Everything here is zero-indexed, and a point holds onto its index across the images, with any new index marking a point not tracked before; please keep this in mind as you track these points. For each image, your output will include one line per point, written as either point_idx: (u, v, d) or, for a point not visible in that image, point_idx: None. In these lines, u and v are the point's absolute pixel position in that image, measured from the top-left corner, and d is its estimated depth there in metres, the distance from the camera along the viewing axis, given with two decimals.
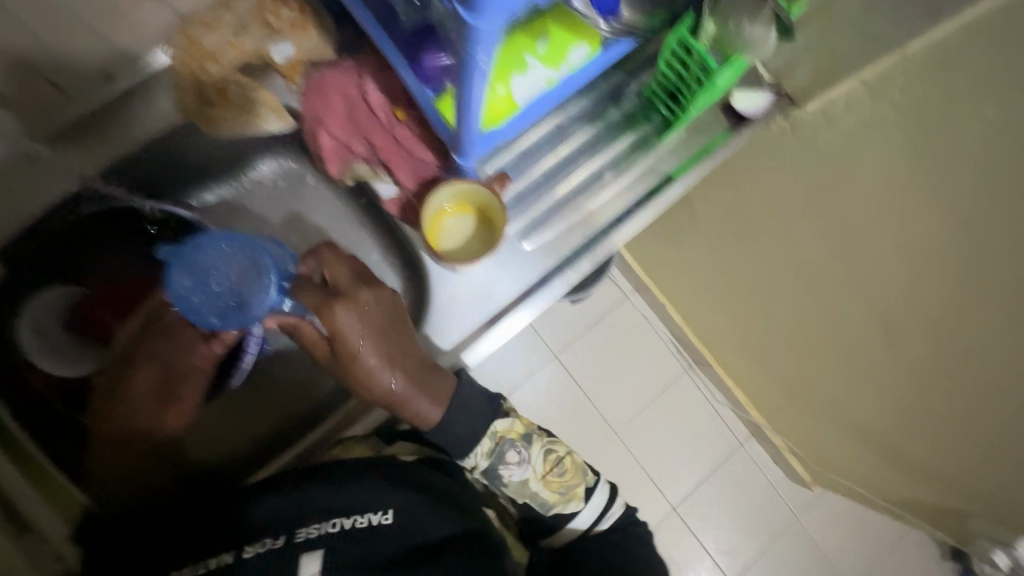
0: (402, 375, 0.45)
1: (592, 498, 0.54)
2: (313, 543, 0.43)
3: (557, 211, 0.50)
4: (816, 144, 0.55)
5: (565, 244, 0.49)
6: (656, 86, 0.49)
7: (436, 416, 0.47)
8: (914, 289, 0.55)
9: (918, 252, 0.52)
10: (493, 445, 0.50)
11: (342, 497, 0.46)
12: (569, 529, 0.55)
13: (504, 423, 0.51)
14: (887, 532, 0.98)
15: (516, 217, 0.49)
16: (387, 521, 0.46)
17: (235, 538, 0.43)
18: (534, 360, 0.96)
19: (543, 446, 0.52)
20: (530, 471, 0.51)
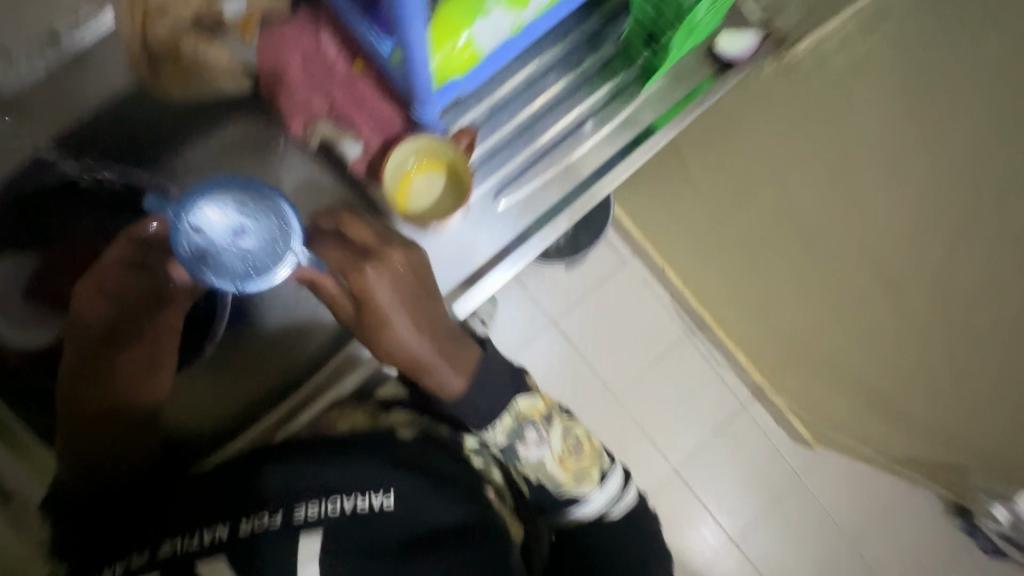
0: (428, 345, 0.44)
1: (606, 484, 0.54)
2: (313, 521, 0.43)
3: (537, 162, 0.47)
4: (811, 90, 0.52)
5: (541, 199, 0.47)
6: (636, 27, 0.46)
7: (457, 387, 0.47)
8: (918, 242, 0.52)
9: (918, 204, 0.50)
10: (515, 422, 0.50)
11: (340, 476, 0.46)
12: (579, 512, 0.55)
13: (526, 401, 0.51)
14: (891, 492, 0.97)
15: (487, 174, 0.47)
16: (388, 503, 0.46)
17: (231, 513, 0.43)
18: (532, 327, 0.95)
19: (562, 426, 0.53)
20: (547, 450, 0.52)
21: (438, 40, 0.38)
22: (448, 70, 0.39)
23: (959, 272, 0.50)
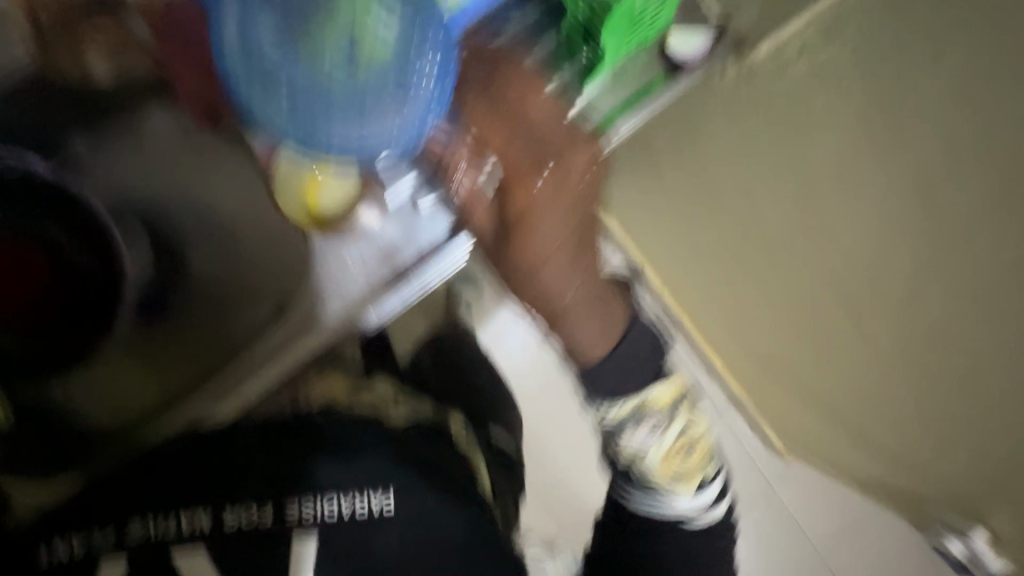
0: (580, 300, 0.53)
1: (706, 491, 0.64)
2: (307, 525, 0.48)
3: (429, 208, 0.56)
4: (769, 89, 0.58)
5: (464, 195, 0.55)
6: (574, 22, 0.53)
7: (600, 349, 0.55)
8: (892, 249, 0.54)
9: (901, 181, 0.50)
10: (636, 408, 0.59)
11: (342, 475, 0.51)
12: (667, 516, 0.63)
13: (660, 392, 0.60)
14: (870, 514, 0.94)
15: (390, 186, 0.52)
16: (389, 511, 0.50)
17: (240, 496, 0.49)
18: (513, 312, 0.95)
19: (682, 424, 0.62)
20: (655, 442, 0.60)
21: None
22: None
23: (964, 288, 0.50)
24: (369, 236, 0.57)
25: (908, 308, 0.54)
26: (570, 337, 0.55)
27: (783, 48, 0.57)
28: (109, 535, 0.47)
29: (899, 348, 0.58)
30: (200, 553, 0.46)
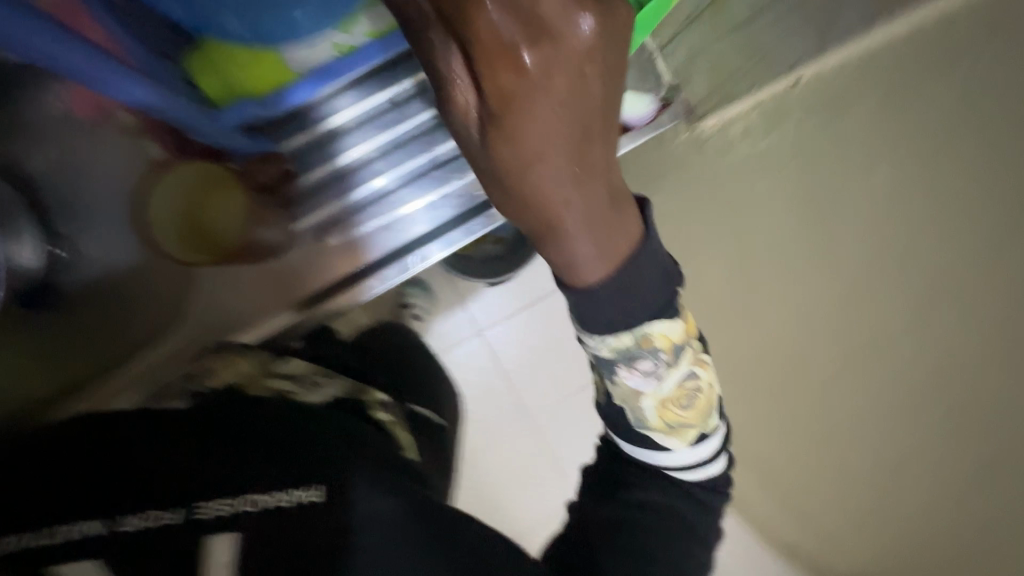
0: (580, 204, 0.33)
1: (705, 443, 0.44)
2: (222, 522, 0.37)
3: (387, 199, 0.66)
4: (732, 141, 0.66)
5: (377, 240, 0.66)
6: None
7: (602, 270, 0.37)
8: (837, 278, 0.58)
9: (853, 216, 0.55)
10: (633, 344, 0.40)
11: (267, 467, 0.39)
12: (659, 460, 0.44)
13: (666, 326, 0.40)
14: None
15: (355, 206, 0.65)
16: (316, 499, 0.38)
17: (120, 504, 0.37)
18: (457, 335, 0.96)
19: (686, 370, 0.42)
20: (651, 386, 0.42)
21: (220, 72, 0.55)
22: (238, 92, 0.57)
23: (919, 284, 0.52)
24: (327, 243, 0.66)
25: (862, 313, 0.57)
26: (556, 250, 0.36)
27: (727, 128, 0.65)
28: None
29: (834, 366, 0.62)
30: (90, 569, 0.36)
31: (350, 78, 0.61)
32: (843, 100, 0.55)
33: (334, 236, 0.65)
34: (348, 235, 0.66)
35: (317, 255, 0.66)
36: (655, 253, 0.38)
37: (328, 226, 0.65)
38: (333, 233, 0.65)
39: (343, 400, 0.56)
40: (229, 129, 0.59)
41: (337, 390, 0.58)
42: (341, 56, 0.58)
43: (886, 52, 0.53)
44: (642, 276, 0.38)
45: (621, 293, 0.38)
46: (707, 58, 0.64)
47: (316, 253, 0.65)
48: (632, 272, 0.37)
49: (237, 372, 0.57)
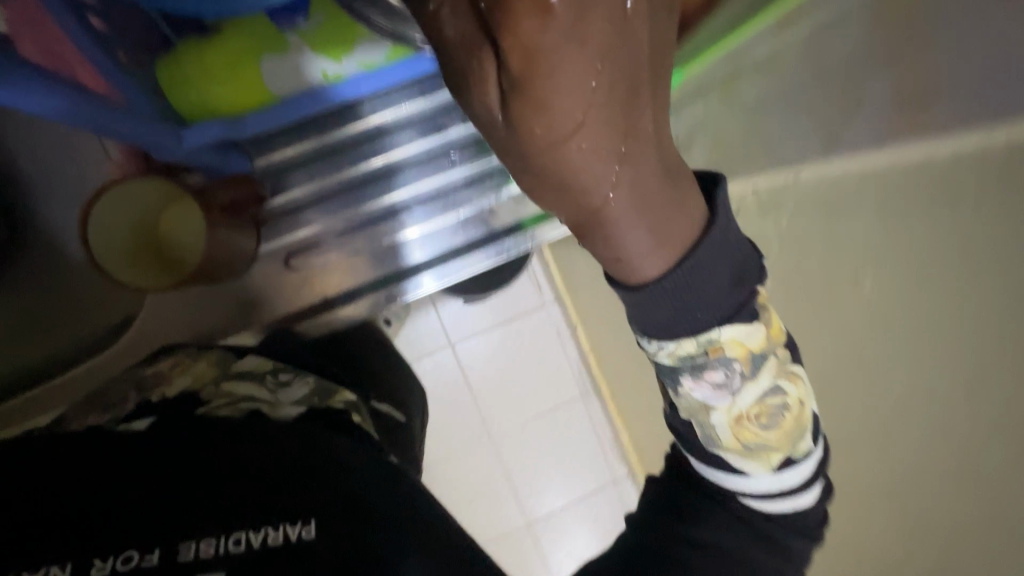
0: (626, 202, 0.32)
1: (797, 468, 0.43)
2: (203, 564, 0.37)
3: (377, 217, 0.76)
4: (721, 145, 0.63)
5: (338, 272, 0.76)
6: None
7: (659, 268, 0.37)
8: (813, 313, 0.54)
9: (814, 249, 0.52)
10: (699, 351, 0.40)
11: (261, 505, 0.40)
12: (733, 484, 0.44)
13: (737, 333, 0.40)
14: None
15: (343, 225, 0.76)
16: (308, 534, 0.39)
17: (94, 548, 0.37)
18: (430, 344, 1.00)
19: (769, 386, 0.42)
20: (723, 401, 0.42)
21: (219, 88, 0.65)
22: (236, 105, 0.66)
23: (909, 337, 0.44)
24: (299, 262, 0.75)
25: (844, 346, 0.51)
26: (604, 246, 0.36)
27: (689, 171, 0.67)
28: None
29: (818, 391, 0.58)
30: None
31: (313, 110, 0.69)
32: (838, 205, 0.46)
33: (329, 252, 0.76)
34: (338, 248, 0.76)
35: (303, 276, 0.76)
36: (726, 245, 0.38)
37: (303, 247, 0.75)
38: (330, 247, 0.76)
39: (316, 402, 0.55)
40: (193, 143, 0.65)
41: (306, 389, 0.58)
42: (327, 84, 0.67)
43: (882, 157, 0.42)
44: (709, 275, 0.38)
45: (679, 293, 0.38)
46: (708, 134, 0.63)
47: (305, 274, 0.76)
48: (694, 269, 0.37)
49: (194, 374, 0.57)
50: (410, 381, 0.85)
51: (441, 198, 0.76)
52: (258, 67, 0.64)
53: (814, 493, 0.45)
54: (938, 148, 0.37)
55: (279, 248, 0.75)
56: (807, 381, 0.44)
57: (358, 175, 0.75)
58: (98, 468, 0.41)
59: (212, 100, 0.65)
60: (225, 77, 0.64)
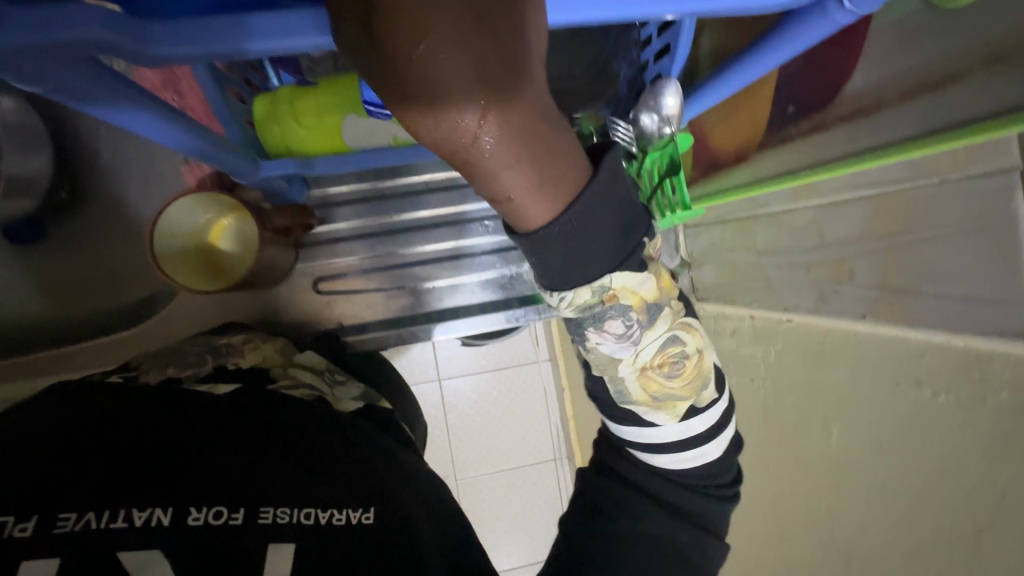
0: (501, 141, 0.37)
1: (703, 414, 0.51)
2: (277, 525, 0.50)
3: (411, 261, 0.95)
4: (750, 243, 0.77)
5: (357, 303, 0.95)
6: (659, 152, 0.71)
7: (546, 216, 0.42)
8: (766, 382, 0.74)
9: (787, 347, 0.69)
10: (595, 301, 0.47)
11: (327, 494, 0.53)
12: (651, 435, 0.52)
13: (622, 280, 0.46)
14: None
15: (380, 263, 0.95)
16: (366, 520, 0.52)
17: (192, 501, 0.49)
18: (422, 375, 1.41)
19: (665, 335, 0.49)
20: (627, 353, 0.50)
21: (308, 132, 0.72)
22: (316, 148, 0.73)
23: (867, 439, 0.56)
24: (333, 288, 0.95)
25: (811, 431, 0.64)
26: (487, 187, 0.40)
27: (734, 246, 0.81)
28: (54, 490, 0.47)
29: (788, 461, 0.68)
30: (155, 556, 0.45)
31: (376, 165, 0.76)
32: (849, 329, 0.58)
33: (375, 286, 0.95)
34: (375, 282, 0.95)
35: (349, 298, 0.95)
36: (614, 200, 0.44)
37: (329, 276, 0.95)
38: (378, 280, 0.95)
39: (367, 399, 0.76)
40: (268, 172, 0.72)
41: (357, 390, 0.77)
42: (396, 147, 0.75)
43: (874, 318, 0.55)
44: (598, 225, 0.44)
45: (571, 240, 0.43)
46: (718, 259, 0.87)
47: (350, 297, 0.95)
48: (580, 216, 0.42)
49: (263, 355, 0.77)
50: (412, 402, 0.93)
51: (467, 258, 0.96)
52: (340, 120, 0.71)
53: (723, 445, 0.53)
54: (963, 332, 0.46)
55: (312, 271, 0.95)
56: (704, 333, 0.52)
57: (396, 224, 0.95)
58: (203, 453, 0.53)
59: (299, 143, 0.73)
60: (313, 122, 0.71)
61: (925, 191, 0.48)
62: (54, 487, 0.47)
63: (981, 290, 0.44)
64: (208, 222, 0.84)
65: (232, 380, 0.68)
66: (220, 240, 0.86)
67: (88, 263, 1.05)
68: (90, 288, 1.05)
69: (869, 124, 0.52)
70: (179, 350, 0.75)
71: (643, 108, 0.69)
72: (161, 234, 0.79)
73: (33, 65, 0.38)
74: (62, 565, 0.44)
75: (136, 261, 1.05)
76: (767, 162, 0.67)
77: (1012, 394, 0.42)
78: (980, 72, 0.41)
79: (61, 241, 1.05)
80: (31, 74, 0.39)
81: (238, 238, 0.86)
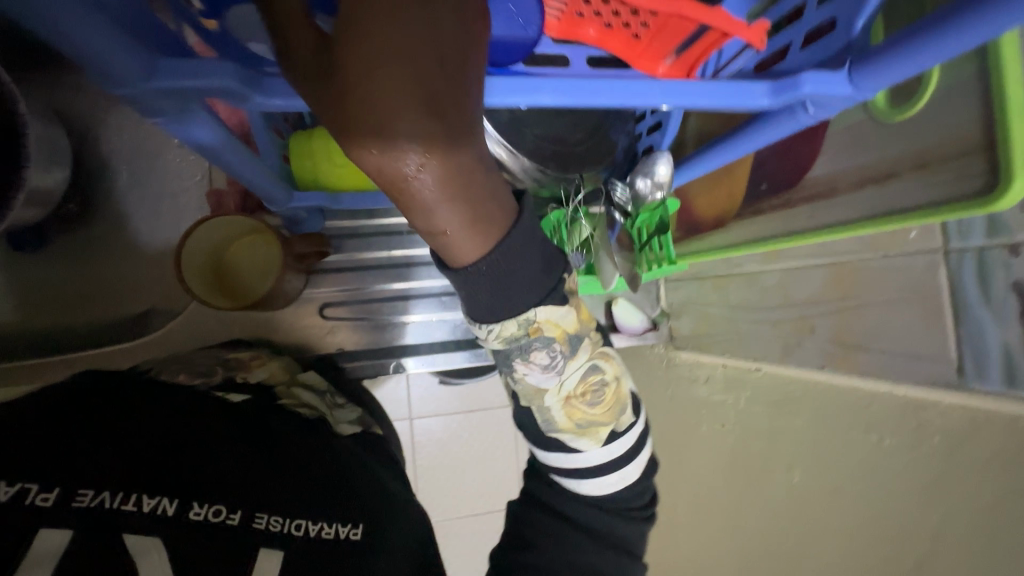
0: (440, 180, 0.40)
1: (620, 439, 0.58)
2: (269, 532, 0.53)
3: (415, 294, 1.02)
4: (726, 299, 0.86)
5: (356, 332, 1.03)
6: (650, 213, 0.79)
7: (477, 250, 0.46)
8: (733, 427, 0.81)
9: (757, 395, 0.77)
10: (522, 334, 0.52)
11: (316, 509, 0.58)
12: (577, 461, 0.58)
13: (545, 314, 0.52)
14: None
15: (384, 290, 1.02)
16: (354, 535, 0.58)
17: (187, 496, 0.52)
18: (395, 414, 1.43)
19: (587, 364, 0.56)
20: (552, 383, 0.56)
21: (339, 171, 0.79)
22: (344, 186, 0.82)
23: (822, 476, 0.63)
24: (336, 313, 1.02)
25: (774, 470, 0.71)
26: (425, 221, 0.44)
27: (713, 303, 0.91)
28: (72, 467, 0.49)
29: (752, 499, 0.75)
30: (156, 544, 0.48)
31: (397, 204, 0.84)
32: (815, 381, 0.66)
33: (372, 315, 1.03)
34: (378, 312, 1.02)
35: (351, 323, 1.02)
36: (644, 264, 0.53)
37: (332, 300, 1.01)
38: (380, 309, 1.02)
39: (362, 423, 0.81)
40: (297, 203, 0.79)
41: (355, 413, 0.83)
42: None
43: (833, 370, 0.63)
44: (521, 268, 0.48)
45: (493, 277, 0.48)
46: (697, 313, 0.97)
47: (354, 322, 1.02)
48: (506, 257, 0.47)
49: (269, 371, 0.82)
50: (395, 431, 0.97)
51: None
52: None
53: (639, 468, 0.60)
54: (905, 383, 0.54)
55: (318, 298, 1.01)
56: (619, 362, 0.60)
57: (405, 257, 1.01)
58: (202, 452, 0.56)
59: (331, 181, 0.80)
60: (344, 163, 0.78)
61: (870, 265, 0.57)
62: (72, 461, 0.49)
63: (916, 346, 0.53)
64: (237, 236, 0.90)
65: (241, 390, 0.72)
66: (235, 253, 0.90)
67: (85, 274, 1.09)
68: (84, 300, 1.09)
69: (827, 204, 0.62)
70: (187, 359, 0.80)
71: (638, 172, 0.78)
72: (189, 246, 0.84)
73: (170, 100, 0.44)
74: (73, 541, 0.46)
75: (135, 279, 1.10)
76: (743, 231, 0.77)
77: (944, 437, 0.50)
78: (910, 172, 0.52)
79: (58, 251, 1.09)
80: (162, 109, 0.45)
81: (257, 256, 0.91)
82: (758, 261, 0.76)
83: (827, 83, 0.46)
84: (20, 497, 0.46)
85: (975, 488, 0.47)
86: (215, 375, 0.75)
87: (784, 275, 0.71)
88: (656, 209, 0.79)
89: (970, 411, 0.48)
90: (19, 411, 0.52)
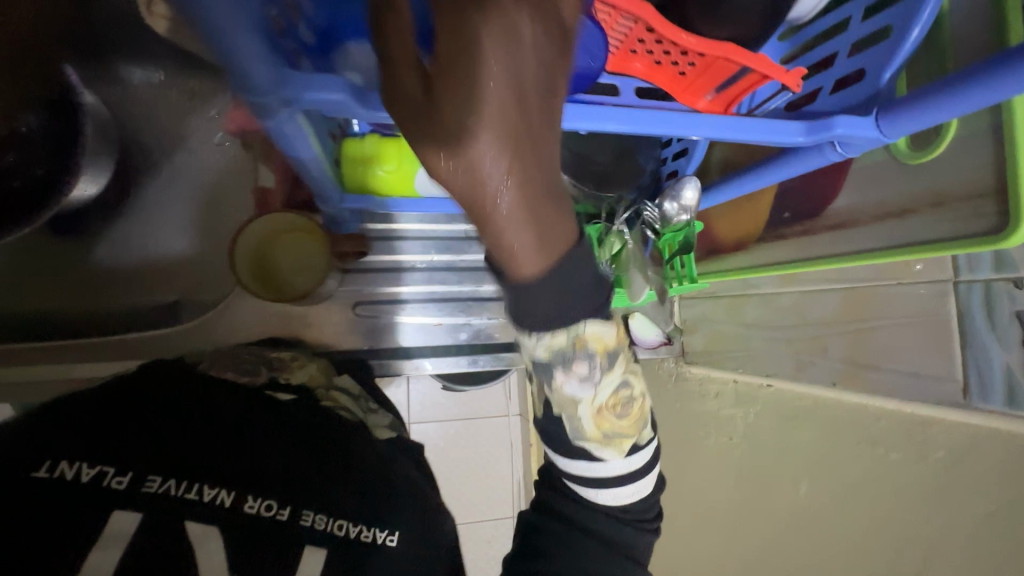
0: (516, 199, 0.43)
1: (638, 453, 0.63)
2: (314, 530, 0.56)
3: (442, 300, 1.08)
4: (741, 318, 0.91)
5: (383, 333, 1.06)
6: (673, 233, 0.85)
7: (537, 270, 0.49)
8: (742, 439, 0.85)
9: (767, 410, 0.82)
10: (568, 344, 0.56)
11: (357, 512, 0.60)
12: (597, 471, 0.62)
13: (590, 326, 0.56)
14: None
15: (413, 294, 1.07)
16: (391, 542, 0.61)
17: (242, 490, 0.55)
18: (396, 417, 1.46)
19: (620, 378, 0.61)
20: (587, 394, 0.60)
21: (387, 176, 0.85)
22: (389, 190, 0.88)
23: (830, 488, 0.67)
24: (366, 312, 1.06)
25: (782, 481, 0.75)
26: (495, 238, 0.46)
27: (726, 321, 0.95)
28: (144, 453, 0.53)
29: (758, 510, 0.79)
30: (213, 533, 0.52)
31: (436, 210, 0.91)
32: (825, 397, 0.71)
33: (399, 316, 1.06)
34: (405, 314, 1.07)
35: (379, 323, 1.06)
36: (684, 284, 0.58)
37: (363, 299, 1.05)
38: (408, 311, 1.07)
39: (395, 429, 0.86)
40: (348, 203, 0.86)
41: (387, 419, 0.87)
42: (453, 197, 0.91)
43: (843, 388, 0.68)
44: (575, 287, 0.52)
45: (552, 291, 0.51)
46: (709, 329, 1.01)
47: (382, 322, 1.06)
48: (562, 278, 0.50)
49: (308, 372, 0.86)
50: None
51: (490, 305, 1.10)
52: (415, 173, 0.85)
53: (651, 481, 0.65)
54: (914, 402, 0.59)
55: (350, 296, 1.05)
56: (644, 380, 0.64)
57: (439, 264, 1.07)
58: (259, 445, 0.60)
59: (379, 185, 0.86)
60: (392, 170, 0.85)
61: (886, 292, 0.62)
62: (142, 447, 0.54)
63: (925, 369, 0.58)
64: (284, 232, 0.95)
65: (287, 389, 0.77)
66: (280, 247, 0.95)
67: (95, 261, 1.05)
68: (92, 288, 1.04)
69: (847, 233, 0.67)
70: (232, 356, 0.84)
71: (666, 195, 0.84)
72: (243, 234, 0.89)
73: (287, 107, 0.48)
74: (143, 521, 0.50)
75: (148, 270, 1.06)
76: (763, 256, 0.82)
77: (948, 452, 0.55)
78: (927, 208, 0.57)
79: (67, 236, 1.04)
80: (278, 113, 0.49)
81: (300, 252, 0.96)
82: (776, 283, 0.81)
83: (858, 126, 0.52)
84: (98, 478, 0.50)
85: (976, 499, 0.52)
86: (261, 374, 0.79)
87: (801, 298, 0.75)
88: (679, 230, 0.84)
89: (972, 428, 0.53)
90: (97, 404, 0.57)
